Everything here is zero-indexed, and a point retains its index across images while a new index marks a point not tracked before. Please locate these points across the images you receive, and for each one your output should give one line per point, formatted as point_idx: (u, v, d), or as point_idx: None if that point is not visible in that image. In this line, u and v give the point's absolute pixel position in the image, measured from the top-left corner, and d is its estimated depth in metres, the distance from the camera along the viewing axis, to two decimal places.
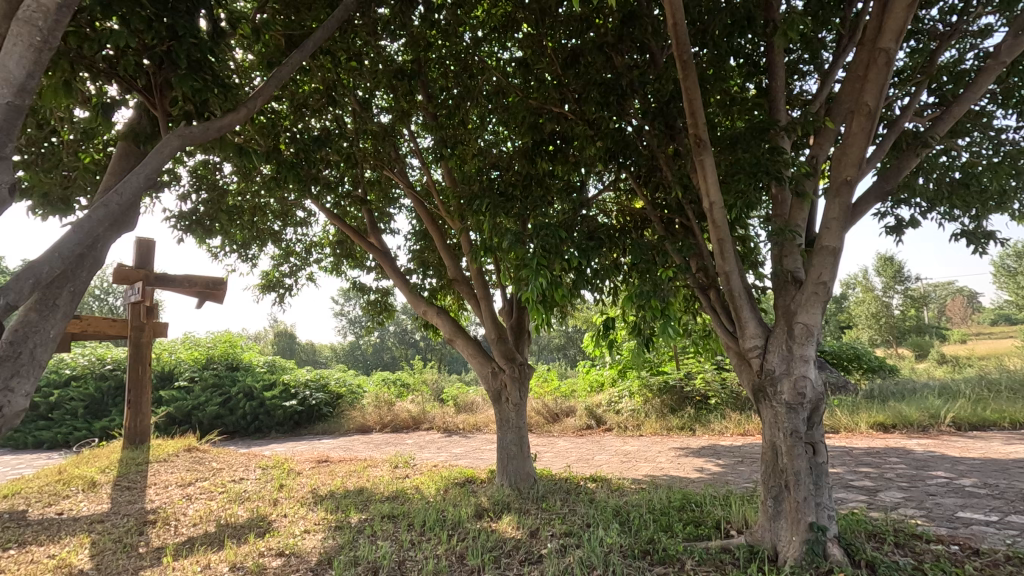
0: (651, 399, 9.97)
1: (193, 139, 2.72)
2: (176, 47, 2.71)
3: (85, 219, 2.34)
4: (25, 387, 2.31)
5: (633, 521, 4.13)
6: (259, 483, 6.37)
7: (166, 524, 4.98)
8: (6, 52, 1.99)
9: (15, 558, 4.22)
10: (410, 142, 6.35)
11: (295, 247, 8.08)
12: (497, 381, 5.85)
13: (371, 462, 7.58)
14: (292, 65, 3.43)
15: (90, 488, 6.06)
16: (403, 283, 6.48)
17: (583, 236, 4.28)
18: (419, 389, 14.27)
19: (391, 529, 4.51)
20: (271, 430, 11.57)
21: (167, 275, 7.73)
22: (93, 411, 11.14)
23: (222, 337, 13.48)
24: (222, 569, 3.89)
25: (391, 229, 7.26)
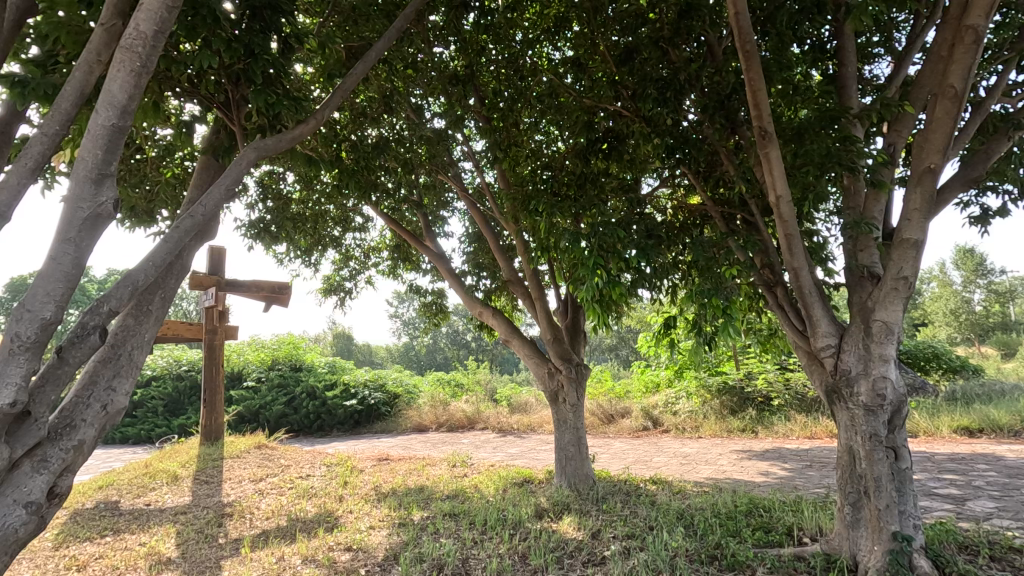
0: (709, 400, 9.72)
1: (267, 151, 2.85)
2: (252, 65, 2.87)
3: (176, 230, 2.49)
4: (124, 386, 2.48)
5: (698, 525, 4.03)
6: (325, 480, 6.63)
7: (243, 517, 5.26)
8: (111, 78, 2.12)
9: (111, 544, 4.57)
10: (463, 146, 6.45)
11: (354, 251, 8.37)
12: (553, 382, 5.85)
13: (431, 461, 7.72)
14: (357, 75, 3.56)
15: (173, 481, 6.49)
16: (458, 284, 6.57)
17: (641, 233, 4.22)
18: (473, 389, 14.47)
19: (453, 527, 4.58)
20: (333, 428, 11.99)
21: (237, 281, 8.16)
22: (172, 409, 11.89)
23: (286, 339, 14.11)
24: (296, 562, 4.06)
25: (445, 231, 7.40)
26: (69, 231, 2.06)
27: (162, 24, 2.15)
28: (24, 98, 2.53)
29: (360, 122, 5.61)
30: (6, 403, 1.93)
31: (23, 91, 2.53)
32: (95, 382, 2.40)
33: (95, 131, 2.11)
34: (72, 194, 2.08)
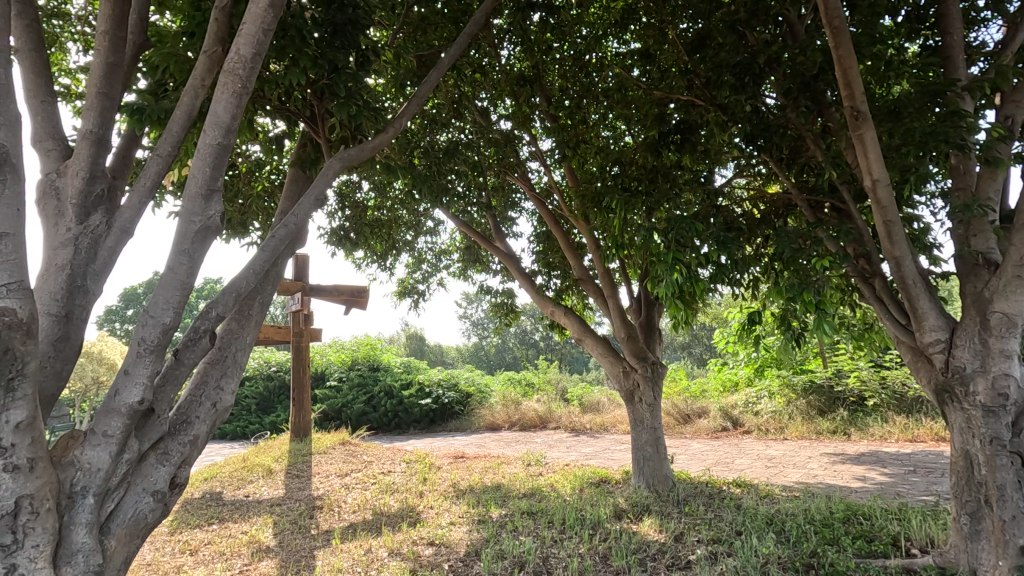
0: (794, 400, 9.20)
1: (351, 161, 2.97)
2: (336, 80, 3.03)
3: (272, 240, 2.66)
4: (231, 386, 2.66)
5: (790, 531, 3.83)
6: (405, 476, 6.85)
7: (332, 509, 5.55)
8: (216, 100, 2.27)
9: (218, 532, 4.95)
10: (531, 146, 6.48)
11: (426, 254, 8.61)
12: (629, 381, 5.74)
13: (505, 460, 7.79)
14: (431, 82, 3.66)
15: (268, 474, 6.95)
16: (529, 284, 6.61)
17: (720, 226, 4.05)
18: (544, 389, 14.50)
19: (532, 525, 4.59)
20: (410, 426, 12.40)
21: (320, 286, 8.59)
22: (263, 407, 12.75)
23: (364, 341, 14.76)
24: (383, 554, 4.24)
25: (514, 231, 7.46)
26: (184, 243, 2.25)
27: (260, 48, 2.29)
28: (141, 124, 2.78)
29: (431, 128, 5.77)
30: (135, 401, 2.14)
31: (140, 118, 2.79)
32: (206, 381, 2.60)
33: (203, 150, 2.28)
34: (185, 209, 2.27)
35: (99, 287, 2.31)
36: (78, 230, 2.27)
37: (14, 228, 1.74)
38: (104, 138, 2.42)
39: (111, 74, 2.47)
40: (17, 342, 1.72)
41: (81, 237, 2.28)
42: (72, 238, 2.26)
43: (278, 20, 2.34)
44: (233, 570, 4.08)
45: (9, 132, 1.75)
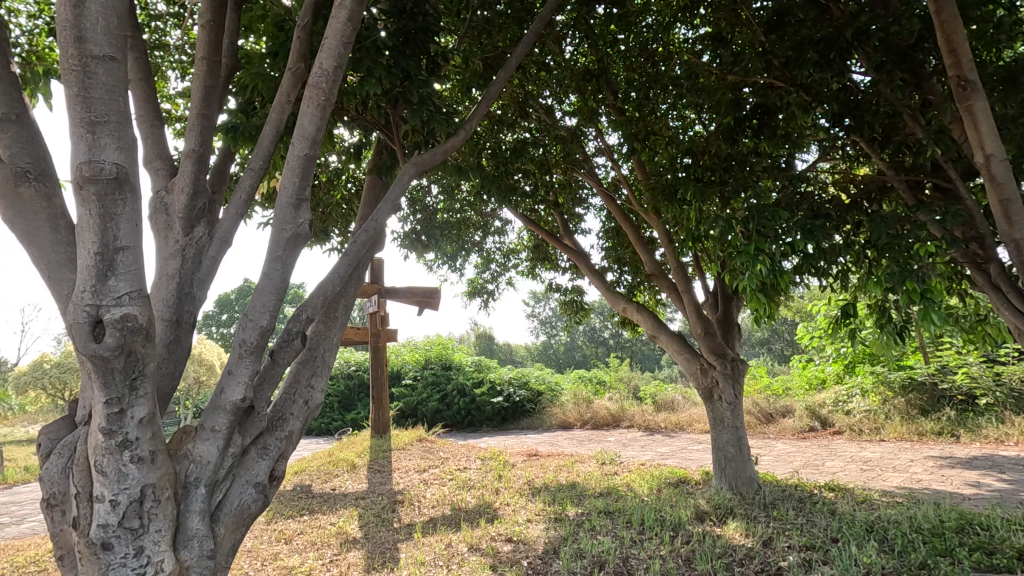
0: (891, 399, 8.52)
1: (425, 165, 3.04)
2: (409, 87, 3.15)
3: (354, 245, 2.79)
4: (321, 384, 2.77)
5: (894, 540, 3.55)
6: (481, 473, 6.96)
7: (412, 504, 5.73)
8: (302, 113, 2.38)
9: (309, 522, 5.25)
10: (597, 141, 6.40)
11: (495, 254, 8.71)
12: (708, 379, 5.51)
13: (579, 458, 7.74)
14: (499, 83, 3.69)
15: (352, 469, 7.28)
16: (599, 281, 6.52)
17: (807, 214, 3.80)
18: (615, 387, 14.29)
19: (610, 525, 4.53)
20: (483, 424, 12.60)
21: (394, 288, 8.90)
22: (345, 405, 13.42)
23: (436, 341, 15.17)
24: (462, 549, 4.32)
25: (583, 228, 7.38)
26: (277, 251, 2.39)
27: (340, 60, 2.38)
28: (234, 141, 2.99)
29: (497, 129, 5.84)
30: (238, 399, 2.31)
31: (234, 136, 3.00)
32: (299, 380, 2.72)
33: (292, 162, 2.39)
34: (277, 218, 2.40)
35: (204, 293, 2.51)
36: (185, 241, 2.46)
37: (133, 241, 1.88)
38: (205, 156, 2.61)
39: (209, 95, 2.67)
40: (139, 344, 1.86)
41: (187, 247, 2.47)
42: (180, 249, 2.46)
43: (356, 34, 2.42)
44: (324, 559, 4.31)
45: (127, 151, 1.88)
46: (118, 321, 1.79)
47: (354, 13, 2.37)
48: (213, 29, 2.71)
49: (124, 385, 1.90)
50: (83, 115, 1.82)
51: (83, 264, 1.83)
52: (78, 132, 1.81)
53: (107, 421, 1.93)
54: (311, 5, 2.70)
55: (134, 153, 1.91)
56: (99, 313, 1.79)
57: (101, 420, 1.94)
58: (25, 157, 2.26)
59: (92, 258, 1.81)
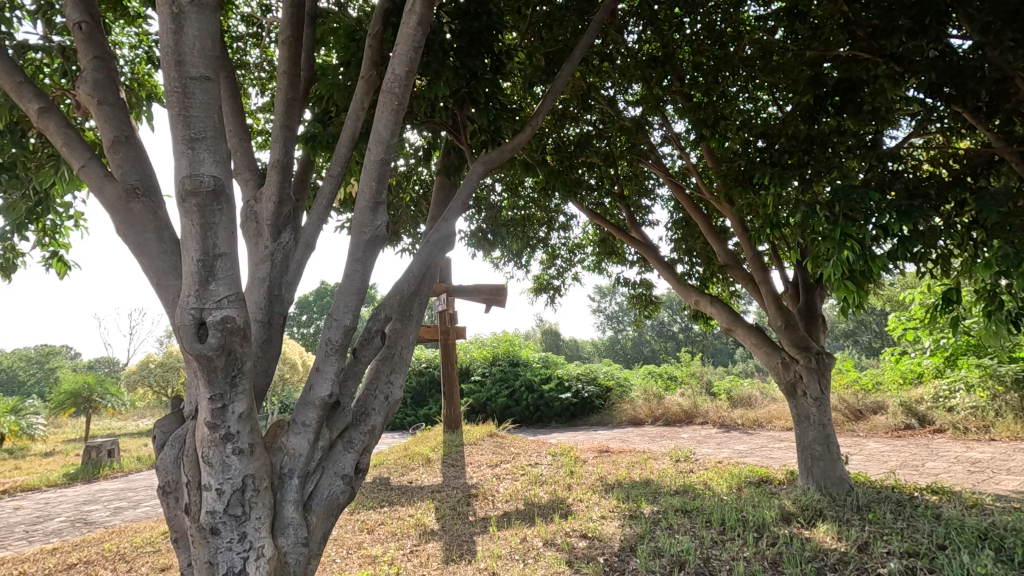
0: (1001, 395, 7.74)
1: (493, 163, 3.05)
2: (476, 87, 3.22)
3: (427, 245, 2.87)
4: (399, 380, 2.83)
5: (1014, 549, 3.22)
6: (552, 468, 6.97)
7: (486, 498, 5.83)
8: (377, 119, 2.45)
9: (389, 513, 5.46)
10: (663, 130, 6.22)
11: (560, 249, 8.68)
12: (790, 373, 5.23)
13: (652, 455, 7.58)
14: (563, 77, 3.65)
15: (427, 463, 7.50)
16: (669, 273, 6.34)
17: (901, 194, 3.51)
18: (687, 382, 13.88)
19: (688, 524, 4.40)
20: (552, 419, 12.62)
21: (462, 286, 9.06)
22: (417, 401, 13.84)
23: (502, 338, 15.35)
24: (538, 543, 4.34)
25: (650, 220, 7.21)
26: (357, 253, 2.49)
27: (411, 64, 2.43)
28: (313, 150, 3.15)
29: (561, 123, 5.81)
30: (325, 395, 2.43)
31: (313, 145, 3.16)
32: (378, 377, 2.78)
33: (369, 167, 2.47)
34: (357, 221, 2.50)
35: (291, 295, 2.65)
36: (273, 246, 2.61)
37: (230, 248, 2.01)
38: (289, 165, 2.75)
39: (291, 106, 2.82)
40: (237, 344, 1.99)
41: (276, 252, 2.62)
42: (269, 254, 2.61)
43: (426, 37, 2.47)
44: (405, 549, 4.46)
45: (223, 164, 2.00)
46: (219, 323, 1.92)
47: (424, 18, 2.42)
48: (292, 44, 2.85)
49: (225, 383, 2.04)
50: (184, 133, 1.96)
51: (187, 271, 1.98)
52: (180, 148, 1.95)
53: (211, 416, 2.08)
54: (380, 17, 2.81)
55: (228, 165, 2.04)
56: (202, 315, 1.93)
57: (207, 415, 2.09)
58: (133, 175, 2.48)
59: (195, 265, 1.95)
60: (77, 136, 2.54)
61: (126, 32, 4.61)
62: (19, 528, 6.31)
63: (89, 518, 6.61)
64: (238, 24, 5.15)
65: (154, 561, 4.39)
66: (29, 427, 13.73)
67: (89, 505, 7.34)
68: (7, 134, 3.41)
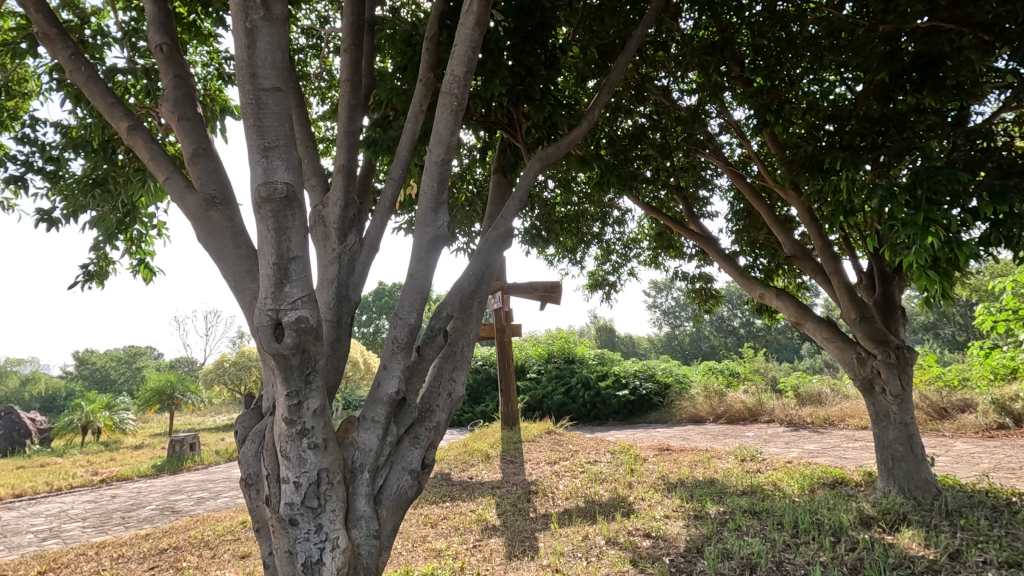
0: None
1: (550, 159, 3.03)
2: (532, 83, 3.26)
3: (486, 243, 2.89)
4: (461, 377, 2.86)
5: None
6: (612, 466, 6.89)
7: (546, 495, 5.83)
8: (438, 121, 2.48)
9: (451, 508, 5.56)
10: (721, 118, 6.02)
11: (615, 245, 8.56)
12: (867, 369, 4.93)
13: (716, 454, 7.35)
14: (618, 69, 3.59)
15: (487, 459, 7.59)
16: (731, 266, 6.12)
17: (993, 174, 3.23)
18: (751, 379, 13.38)
19: (758, 526, 4.23)
20: (609, 417, 12.48)
21: (517, 284, 9.08)
22: (474, 398, 14.03)
23: (557, 335, 15.32)
24: (600, 541, 4.31)
25: (709, 212, 6.99)
26: (420, 253, 2.54)
27: (469, 64, 2.45)
28: (375, 153, 3.25)
29: (614, 116, 5.73)
30: (393, 391, 2.51)
31: (375, 149, 3.28)
32: (441, 374, 2.82)
33: (430, 168, 2.51)
34: (420, 221, 2.55)
35: (358, 295, 2.73)
36: (340, 248, 2.71)
37: (302, 251, 2.09)
38: (353, 170, 2.84)
39: (354, 113, 2.92)
40: (311, 343, 2.08)
41: (343, 254, 2.72)
42: (337, 256, 2.70)
43: (483, 37, 2.49)
44: (468, 544, 4.53)
45: (294, 171, 2.09)
46: (294, 323, 2.01)
47: (480, 17, 2.44)
48: (354, 52, 2.94)
49: (301, 380, 2.14)
50: (259, 143, 2.05)
51: (263, 274, 2.08)
52: (255, 158, 2.05)
53: (288, 412, 2.18)
54: (436, 19, 2.85)
55: (298, 172, 2.13)
56: (278, 316, 2.02)
57: (284, 411, 2.19)
58: (211, 184, 2.63)
59: (271, 268, 2.05)
60: (161, 150, 2.72)
61: (199, 51, 4.90)
62: (116, 514, 6.86)
63: (176, 507, 7.10)
64: (299, 37, 5.37)
65: (235, 548, 4.66)
66: (121, 422, 14.89)
67: (176, 495, 7.89)
68: (100, 152, 3.71)
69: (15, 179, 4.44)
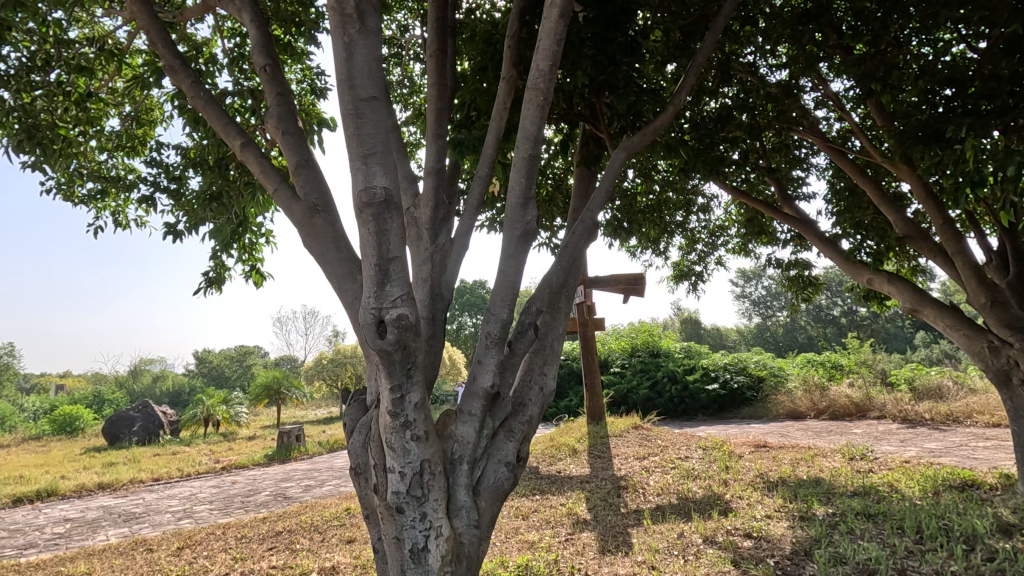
0: None
1: (635, 148, 2.95)
2: (616, 72, 3.25)
3: (573, 237, 2.87)
4: (551, 371, 2.85)
5: None
6: (705, 463, 6.63)
7: (637, 490, 5.73)
8: (524, 116, 2.49)
9: (541, 501, 5.61)
10: (817, 91, 5.59)
11: (701, 233, 8.23)
12: (1001, 360, 4.42)
13: (820, 452, 6.87)
14: (705, 48, 3.43)
15: (574, 453, 7.57)
16: (832, 250, 5.69)
17: None
18: (856, 372, 12.39)
19: (874, 530, 3.92)
20: (698, 412, 12.04)
21: (598, 278, 8.97)
22: (557, 392, 14.07)
23: (640, 328, 15.01)
24: (697, 540, 4.18)
25: (805, 194, 6.54)
26: (511, 249, 2.58)
27: (554, 57, 2.44)
28: (461, 154, 3.33)
29: (698, 99, 5.49)
30: (488, 385, 2.57)
31: (461, 149, 3.36)
32: (532, 368, 2.83)
33: (518, 164, 2.52)
34: (509, 218, 2.58)
35: (450, 293, 2.81)
36: (433, 248, 2.80)
37: (400, 251, 2.18)
38: (442, 171, 2.92)
39: (441, 114, 2.99)
40: (411, 339, 2.16)
41: (435, 253, 2.80)
42: (429, 255, 2.79)
43: (567, 28, 2.46)
44: (560, 537, 4.55)
45: (391, 176, 2.19)
46: (395, 320, 2.10)
47: (564, 9, 2.41)
48: (439, 57, 3.02)
49: (403, 374, 2.23)
50: (358, 150, 2.16)
51: (366, 274, 2.18)
52: (356, 164, 2.16)
53: (392, 405, 2.29)
54: (516, 15, 2.85)
55: (395, 176, 2.22)
56: (381, 314, 2.12)
57: (388, 404, 2.30)
58: (314, 194, 2.81)
59: (373, 269, 2.15)
60: (269, 163, 2.93)
61: (294, 69, 5.25)
62: (237, 499, 7.55)
63: (287, 494, 7.70)
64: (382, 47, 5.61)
65: (341, 533, 4.97)
66: (236, 415, 16.32)
67: (286, 482, 8.57)
68: (217, 169, 4.04)
69: (145, 198, 4.98)
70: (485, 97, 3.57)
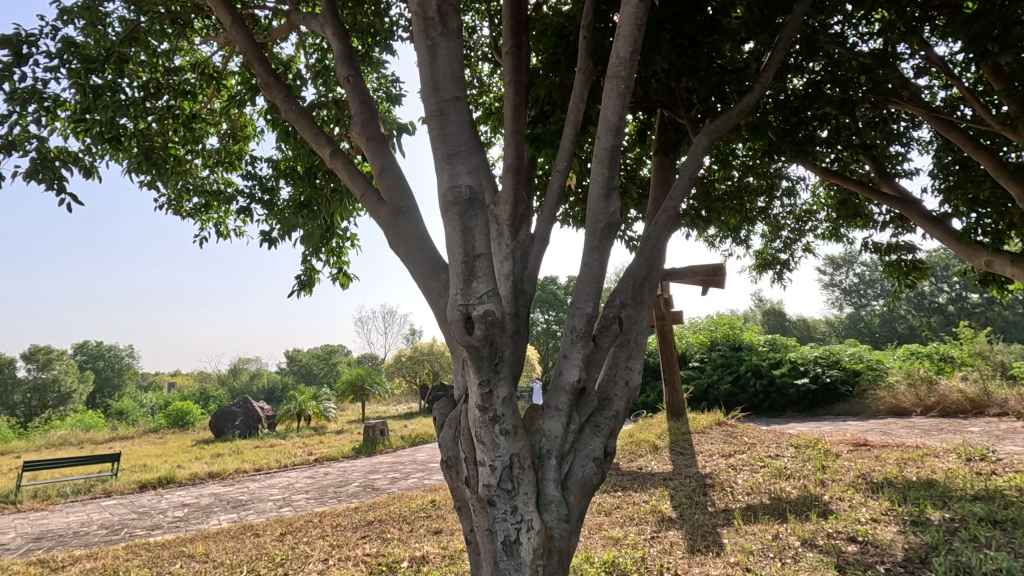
0: None
1: (719, 131, 2.83)
2: (696, 53, 3.18)
3: (656, 228, 2.80)
4: (637, 365, 2.78)
5: None
6: (798, 462, 6.26)
7: (724, 488, 5.51)
8: (605, 107, 2.44)
9: (624, 498, 5.52)
10: (918, 58, 5.13)
11: (785, 219, 7.78)
12: None
13: (931, 451, 6.29)
14: (792, 21, 3.25)
15: (655, 450, 7.40)
16: (941, 231, 5.20)
17: None
18: (970, 365, 11.22)
19: (1003, 538, 3.54)
20: (786, 408, 11.39)
21: (675, 270, 8.70)
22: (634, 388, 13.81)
23: (720, 321, 14.43)
24: (795, 542, 3.95)
25: (907, 170, 6.01)
26: (593, 241, 2.55)
27: (635, 45, 2.39)
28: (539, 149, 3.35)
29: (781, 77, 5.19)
30: (574, 379, 2.56)
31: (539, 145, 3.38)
32: (617, 362, 2.77)
33: (600, 155, 2.48)
34: (591, 211, 2.55)
35: (532, 288, 2.81)
36: (513, 244, 2.81)
37: (486, 248, 2.20)
38: (520, 167, 2.94)
39: (518, 111, 3.01)
40: (497, 334, 2.18)
41: (516, 249, 2.82)
42: (511, 251, 2.81)
43: (647, 13, 2.41)
44: (646, 535, 4.47)
45: (475, 173, 2.23)
46: (483, 316, 2.12)
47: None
48: (515, 55, 3.05)
49: (490, 369, 2.27)
50: (443, 150, 2.22)
51: (453, 271, 2.23)
52: (441, 165, 2.22)
53: (481, 399, 2.33)
54: (591, 4, 2.79)
55: (478, 174, 2.26)
56: (468, 310, 2.15)
57: (477, 399, 2.34)
58: (398, 195, 2.91)
59: (460, 265, 2.19)
60: (355, 169, 3.07)
61: (371, 79, 5.48)
62: (330, 489, 8.01)
63: (375, 485, 8.07)
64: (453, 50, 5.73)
65: (428, 524, 5.14)
66: (325, 411, 17.29)
67: (374, 474, 8.97)
68: (305, 177, 4.32)
69: (243, 210, 5.38)
70: (560, 90, 3.57)
